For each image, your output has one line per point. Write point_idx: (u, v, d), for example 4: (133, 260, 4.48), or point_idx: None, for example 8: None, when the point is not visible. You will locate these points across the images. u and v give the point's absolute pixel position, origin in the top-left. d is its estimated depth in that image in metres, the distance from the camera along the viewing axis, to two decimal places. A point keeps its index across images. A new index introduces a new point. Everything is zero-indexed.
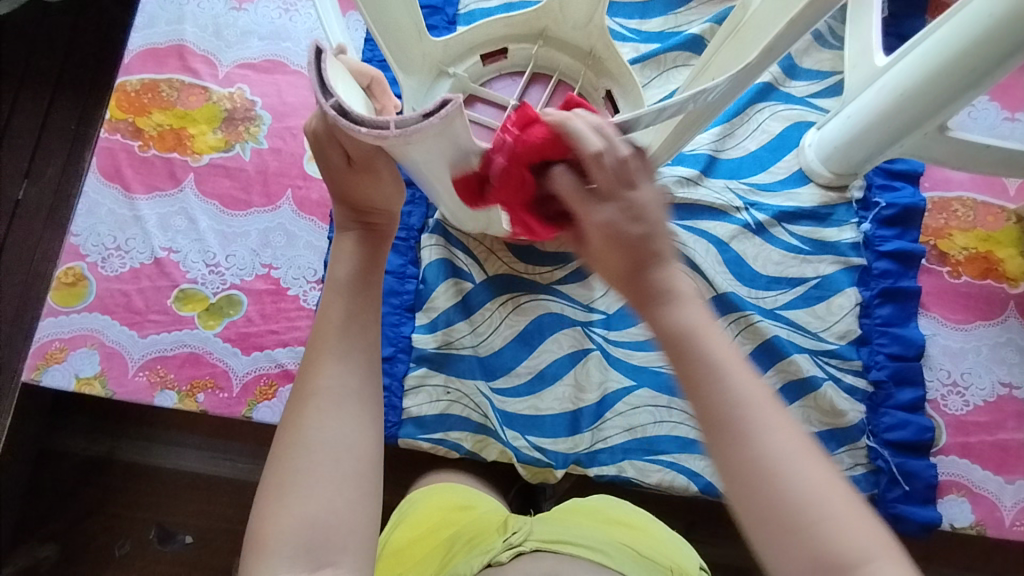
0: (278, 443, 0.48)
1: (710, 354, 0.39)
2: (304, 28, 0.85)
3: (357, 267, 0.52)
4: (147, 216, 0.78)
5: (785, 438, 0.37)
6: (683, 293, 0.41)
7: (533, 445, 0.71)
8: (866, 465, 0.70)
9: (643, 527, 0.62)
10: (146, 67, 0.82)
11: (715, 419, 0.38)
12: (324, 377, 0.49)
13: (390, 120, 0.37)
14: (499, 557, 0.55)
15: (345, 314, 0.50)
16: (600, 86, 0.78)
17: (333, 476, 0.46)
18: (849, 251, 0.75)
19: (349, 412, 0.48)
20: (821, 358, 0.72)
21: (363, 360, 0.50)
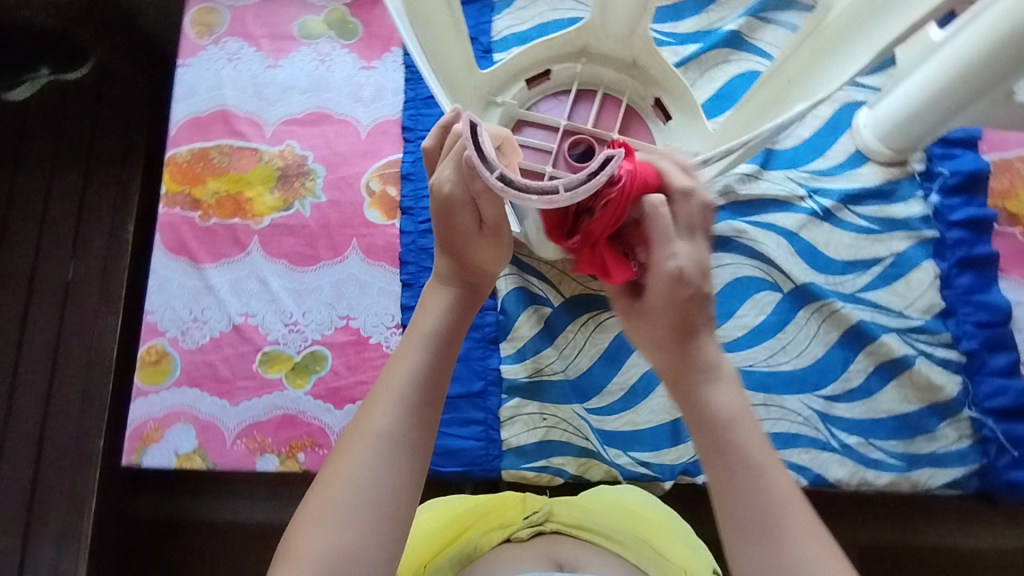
0: (326, 467, 0.47)
1: (748, 450, 0.44)
2: (342, 75, 0.85)
3: (446, 321, 0.52)
4: (219, 284, 0.78)
5: (812, 546, 0.41)
6: (723, 376, 0.47)
7: (638, 461, 0.72)
8: (971, 436, 0.71)
9: (662, 522, 0.63)
10: (194, 136, 0.82)
11: (738, 513, 0.42)
12: (382, 418, 0.47)
13: (561, 186, 0.43)
14: (519, 533, 0.58)
15: (423, 364, 0.50)
16: (648, 94, 0.76)
17: (369, 514, 0.45)
18: (919, 224, 0.76)
19: (401, 461, 0.46)
20: (909, 335, 0.73)
21: (423, 412, 0.48)
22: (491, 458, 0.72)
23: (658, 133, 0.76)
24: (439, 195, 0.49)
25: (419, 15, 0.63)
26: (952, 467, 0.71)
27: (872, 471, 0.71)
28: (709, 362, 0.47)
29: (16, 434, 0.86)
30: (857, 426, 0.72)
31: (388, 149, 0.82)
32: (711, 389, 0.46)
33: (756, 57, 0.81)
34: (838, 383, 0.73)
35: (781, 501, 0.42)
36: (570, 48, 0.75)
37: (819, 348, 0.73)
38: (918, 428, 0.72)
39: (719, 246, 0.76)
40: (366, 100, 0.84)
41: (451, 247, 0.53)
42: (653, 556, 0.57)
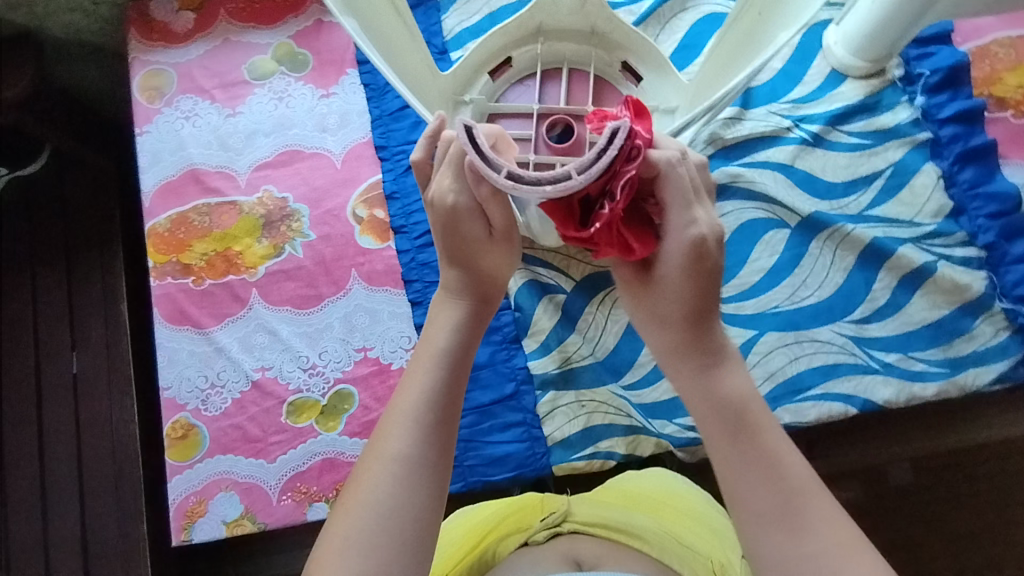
0: (347, 491, 0.47)
1: (757, 446, 0.46)
2: (304, 109, 0.83)
3: (456, 338, 0.51)
4: (228, 344, 0.76)
5: (825, 528, 0.44)
6: (730, 360, 0.50)
7: (685, 426, 0.71)
8: (1008, 327, 0.71)
9: (689, 510, 0.62)
10: (169, 203, 0.80)
11: (759, 503, 0.45)
12: (396, 441, 0.47)
13: (573, 169, 0.43)
14: (536, 537, 0.59)
15: (435, 384, 0.49)
16: (614, 58, 0.74)
17: (390, 540, 0.44)
18: (911, 129, 0.75)
19: (421, 484, 0.46)
20: (925, 242, 0.73)
21: (439, 433, 0.47)
22: (538, 456, 0.71)
23: (632, 96, 0.74)
24: (444, 208, 0.50)
25: (371, 28, 0.61)
26: (996, 363, 0.70)
27: (918, 384, 0.70)
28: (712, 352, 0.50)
29: (60, 537, 0.84)
30: (894, 343, 0.71)
31: (367, 172, 0.81)
32: (717, 375, 0.48)
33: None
34: (866, 305, 0.72)
35: (796, 488, 0.45)
36: (525, 30, 0.73)
37: (839, 274, 0.72)
38: (954, 332, 0.71)
39: (717, 196, 0.75)
40: (333, 128, 0.82)
41: (463, 259, 0.53)
42: (677, 550, 0.57)
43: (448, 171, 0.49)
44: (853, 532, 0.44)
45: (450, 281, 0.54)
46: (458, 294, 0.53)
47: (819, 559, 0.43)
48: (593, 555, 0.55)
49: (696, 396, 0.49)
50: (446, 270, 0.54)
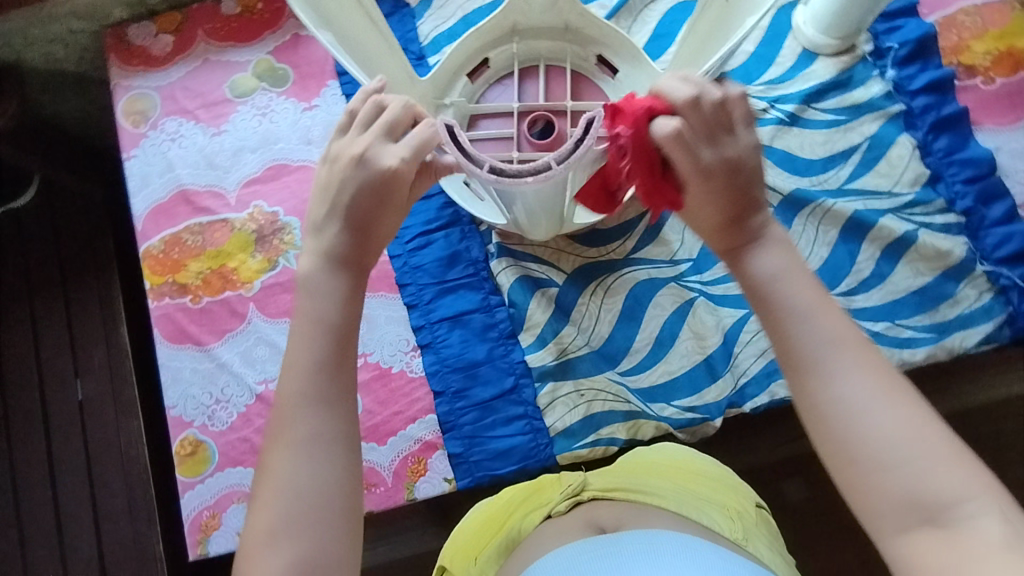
0: (260, 486, 0.47)
1: (798, 305, 0.46)
2: (288, 123, 0.84)
3: (338, 309, 0.50)
4: (230, 360, 0.78)
5: (861, 374, 0.43)
6: (771, 241, 0.49)
7: (683, 407, 0.73)
8: (991, 289, 0.72)
9: (700, 470, 0.64)
10: (161, 224, 0.81)
11: (793, 352, 0.45)
12: (295, 425, 0.46)
13: (552, 160, 0.49)
14: (558, 508, 0.59)
15: (323, 357, 0.48)
16: (589, 52, 0.75)
17: (313, 519, 0.45)
18: (884, 103, 0.76)
19: (330, 458, 0.46)
20: (905, 212, 0.74)
21: (335, 404, 0.48)
22: (542, 447, 0.72)
23: (610, 88, 0.75)
24: (380, 171, 0.49)
25: (347, 40, 0.62)
26: (981, 324, 0.72)
27: (907, 350, 0.71)
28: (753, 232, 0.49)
29: (78, 560, 0.85)
30: (881, 313, 0.73)
31: None
32: (751, 249, 0.48)
33: None
34: (851, 277, 0.73)
35: (833, 340, 0.44)
36: (499, 30, 0.74)
37: (823, 248, 0.74)
38: (939, 297, 0.73)
39: None
40: (318, 140, 0.83)
41: (363, 229, 0.51)
42: (696, 503, 0.58)
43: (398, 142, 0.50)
44: (892, 380, 0.43)
45: (333, 247, 0.51)
46: (336, 265, 0.51)
47: (853, 400, 0.42)
48: (617, 518, 0.56)
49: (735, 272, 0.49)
50: (331, 236, 0.51)
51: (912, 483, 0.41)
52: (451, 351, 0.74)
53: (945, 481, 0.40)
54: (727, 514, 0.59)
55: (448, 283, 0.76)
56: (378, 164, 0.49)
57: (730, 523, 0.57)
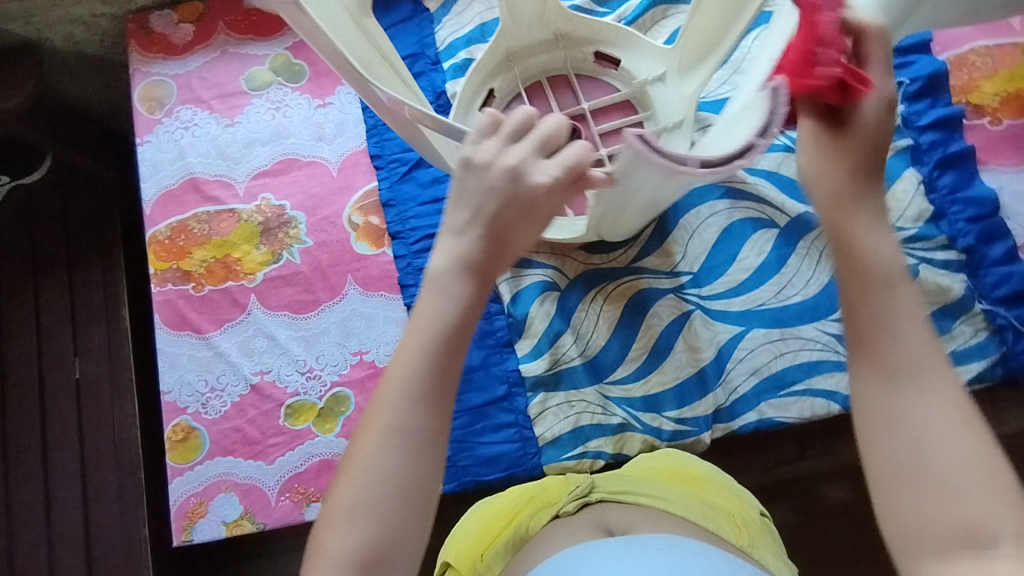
0: (346, 464, 0.45)
1: (887, 299, 0.42)
2: (301, 118, 0.85)
3: (454, 306, 0.46)
4: (228, 349, 0.78)
5: (945, 394, 0.39)
6: (886, 227, 0.44)
7: (674, 419, 0.73)
8: (987, 328, 0.72)
9: (702, 477, 0.65)
10: (169, 211, 0.82)
11: (885, 352, 0.41)
12: (391, 412, 0.44)
13: (756, 137, 0.46)
14: (566, 508, 0.60)
15: (433, 355, 0.45)
16: (586, 52, 0.74)
17: (396, 508, 0.44)
18: (891, 136, 0.77)
19: (422, 456, 0.44)
20: (907, 246, 0.74)
21: (439, 401, 0.45)
22: (530, 456, 0.73)
23: (620, 84, 0.74)
24: (534, 188, 0.47)
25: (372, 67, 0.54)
26: (974, 363, 0.72)
27: None
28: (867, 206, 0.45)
29: (63, 538, 0.86)
30: None
31: (362, 180, 0.83)
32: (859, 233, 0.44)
33: None
34: None
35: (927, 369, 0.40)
36: (497, 60, 0.73)
37: (824, 274, 0.74)
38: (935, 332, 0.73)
39: (705, 196, 0.77)
40: (329, 137, 0.84)
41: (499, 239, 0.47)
42: (703, 508, 0.60)
43: (551, 159, 0.48)
44: (969, 409, 0.40)
45: (466, 253, 0.47)
46: (466, 272, 0.47)
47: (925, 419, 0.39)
48: (625, 520, 0.58)
49: (844, 252, 0.44)
50: (465, 242, 0.47)
51: (954, 511, 0.37)
52: None
53: (987, 514, 0.37)
54: (732, 521, 0.60)
55: None
56: (529, 180, 0.47)
57: (736, 530, 0.59)
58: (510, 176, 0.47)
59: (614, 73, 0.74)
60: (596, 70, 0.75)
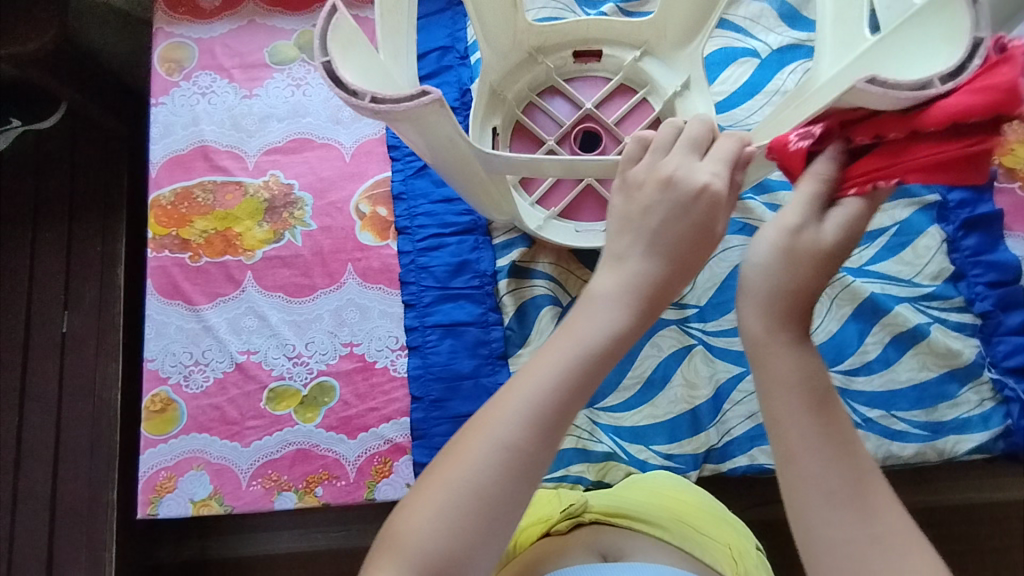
0: (443, 454, 0.39)
1: (820, 409, 0.35)
2: (320, 99, 0.83)
3: (606, 333, 0.40)
4: (217, 324, 0.76)
5: (896, 533, 0.34)
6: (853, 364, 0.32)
7: (660, 454, 0.71)
8: (994, 398, 0.70)
9: (699, 504, 0.61)
10: (175, 175, 0.81)
11: (825, 495, 0.34)
12: (507, 422, 0.38)
13: (981, 35, 0.39)
14: (558, 526, 0.56)
15: (562, 378, 0.39)
16: (564, 57, 0.73)
17: (477, 526, 0.37)
18: (919, 189, 0.75)
19: (526, 483, 0.38)
20: (921, 303, 0.73)
21: (558, 434, 0.38)
22: None
23: (609, 74, 0.74)
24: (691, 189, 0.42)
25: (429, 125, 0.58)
26: (976, 432, 0.70)
27: (897, 443, 0.70)
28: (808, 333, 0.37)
29: (29, 493, 0.84)
30: (880, 401, 0.71)
31: (375, 169, 0.81)
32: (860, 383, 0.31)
33: (733, 33, 0.82)
34: (855, 357, 0.72)
35: (853, 478, 0.34)
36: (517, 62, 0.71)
37: (833, 323, 0.72)
38: (939, 396, 0.71)
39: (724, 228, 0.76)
40: (346, 121, 0.83)
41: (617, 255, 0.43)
42: (700, 538, 0.56)
43: (707, 158, 0.44)
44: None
45: (639, 275, 0.41)
46: (628, 294, 0.41)
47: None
48: (617, 547, 0.53)
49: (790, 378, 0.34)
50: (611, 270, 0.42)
51: None
52: (437, 360, 0.75)
53: None
54: (730, 555, 0.56)
55: (449, 290, 0.76)
56: (691, 182, 0.42)
57: (732, 564, 0.55)
58: (665, 182, 0.43)
59: (599, 66, 0.74)
60: (580, 69, 0.74)
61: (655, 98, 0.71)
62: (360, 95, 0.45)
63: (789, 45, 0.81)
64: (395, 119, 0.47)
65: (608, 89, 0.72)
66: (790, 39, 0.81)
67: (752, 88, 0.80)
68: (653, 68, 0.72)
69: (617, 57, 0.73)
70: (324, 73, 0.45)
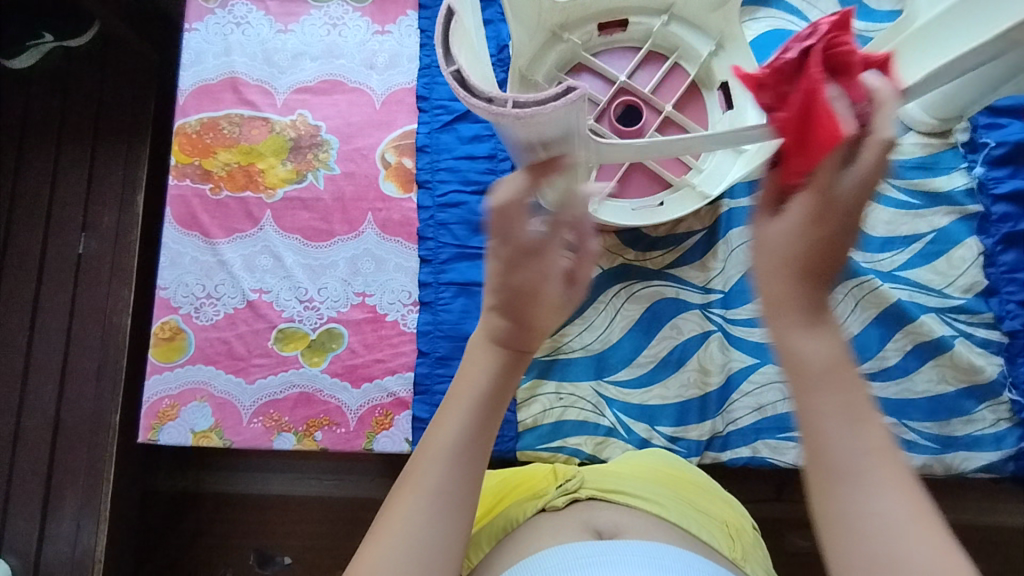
0: (370, 535, 0.41)
1: (832, 381, 0.36)
2: (356, 41, 0.81)
3: (496, 376, 0.45)
4: (231, 259, 0.76)
5: (898, 494, 0.33)
6: (824, 324, 0.37)
7: (665, 436, 0.70)
8: (1010, 419, 0.69)
9: (692, 481, 0.60)
10: (202, 105, 0.79)
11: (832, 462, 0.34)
12: (433, 471, 0.41)
13: None
14: (554, 502, 0.54)
15: (472, 423, 0.43)
16: (589, 31, 0.70)
17: (418, 573, 0.39)
18: (963, 198, 0.72)
19: (457, 517, 0.41)
20: (949, 315, 0.71)
21: (478, 469, 0.42)
22: (506, 438, 0.70)
23: (637, 43, 0.71)
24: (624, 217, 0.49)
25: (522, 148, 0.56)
26: (987, 451, 0.68)
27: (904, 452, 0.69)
28: (815, 312, 0.38)
29: (36, 406, 0.84)
30: (891, 407, 0.70)
31: (404, 119, 0.80)
32: (807, 333, 0.37)
33: (787, 16, 0.78)
34: (873, 361, 0.70)
35: (868, 448, 0.34)
36: (555, 23, 0.68)
37: (855, 324, 0.71)
38: (954, 410, 0.69)
39: (755, 216, 0.73)
40: (380, 67, 0.81)
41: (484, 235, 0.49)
42: (699, 517, 0.54)
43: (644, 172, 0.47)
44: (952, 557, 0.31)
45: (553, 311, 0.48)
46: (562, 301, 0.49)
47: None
48: (614, 523, 0.51)
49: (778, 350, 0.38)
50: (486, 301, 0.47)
51: None
52: (448, 318, 0.74)
53: None
54: (727, 532, 0.55)
55: (466, 250, 0.75)
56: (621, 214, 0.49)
57: (729, 542, 0.54)
58: None
59: (624, 36, 0.71)
60: (605, 42, 0.71)
61: (688, 62, 0.70)
62: (503, 101, 0.46)
63: None
64: (536, 123, 0.47)
65: (639, 58, 0.70)
66: None
67: None
68: (685, 31, 0.69)
69: (644, 24, 0.70)
70: (457, 84, 0.46)
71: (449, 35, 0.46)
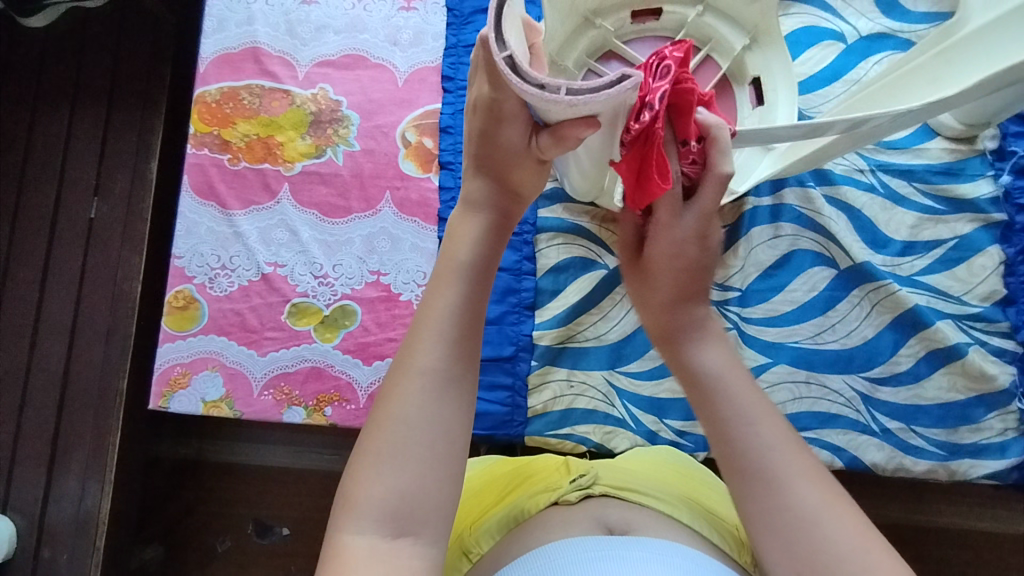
0: (369, 424, 0.41)
1: (728, 380, 0.47)
2: (380, 16, 0.80)
3: (479, 252, 0.46)
4: (247, 232, 0.76)
5: (800, 480, 0.42)
6: (710, 335, 0.50)
7: (673, 430, 0.71)
8: (1017, 429, 0.69)
9: (700, 479, 0.61)
10: (222, 73, 0.78)
11: (743, 460, 0.44)
12: (429, 353, 0.42)
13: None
14: (568, 496, 0.54)
15: (460, 300, 0.43)
16: (620, 19, 0.69)
17: (428, 458, 0.40)
18: (987, 206, 0.72)
19: (453, 398, 0.41)
20: (965, 322, 0.70)
21: (469, 349, 0.43)
22: (515, 423, 0.70)
23: (669, 32, 0.71)
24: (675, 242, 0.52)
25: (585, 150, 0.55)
26: (993, 460, 0.69)
27: (910, 457, 0.69)
28: (700, 323, 0.51)
29: (41, 370, 0.83)
30: (900, 412, 0.70)
31: (427, 98, 0.79)
32: (696, 347, 0.49)
33: (819, 11, 0.77)
34: (886, 366, 0.70)
35: (771, 442, 0.44)
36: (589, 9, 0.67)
37: (869, 328, 0.71)
38: (963, 418, 0.69)
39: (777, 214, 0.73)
40: (404, 44, 0.80)
41: (509, 219, 0.49)
42: (709, 516, 0.55)
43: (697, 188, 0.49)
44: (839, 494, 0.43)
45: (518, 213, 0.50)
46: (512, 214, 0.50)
47: (833, 556, 0.40)
48: (625, 518, 0.51)
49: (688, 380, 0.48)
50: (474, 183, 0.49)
51: None
52: None
53: None
54: (736, 532, 0.56)
55: None
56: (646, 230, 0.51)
57: (738, 541, 0.54)
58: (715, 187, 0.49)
59: (655, 25, 0.70)
60: (637, 30, 0.71)
61: (720, 55, 0.69)
62: (553, 88, 0.39)
63: (878, 33, 0.76)
64: (588, 110, 0.41)
65: None
66: (877, 28, 0.76)
67: (831, 72, 0.76)
68: (717, 22, 0.68)
69: (677, 14, 0.69)
70: (506, 71, 0.39)
71: (504, 8, 0.39)
